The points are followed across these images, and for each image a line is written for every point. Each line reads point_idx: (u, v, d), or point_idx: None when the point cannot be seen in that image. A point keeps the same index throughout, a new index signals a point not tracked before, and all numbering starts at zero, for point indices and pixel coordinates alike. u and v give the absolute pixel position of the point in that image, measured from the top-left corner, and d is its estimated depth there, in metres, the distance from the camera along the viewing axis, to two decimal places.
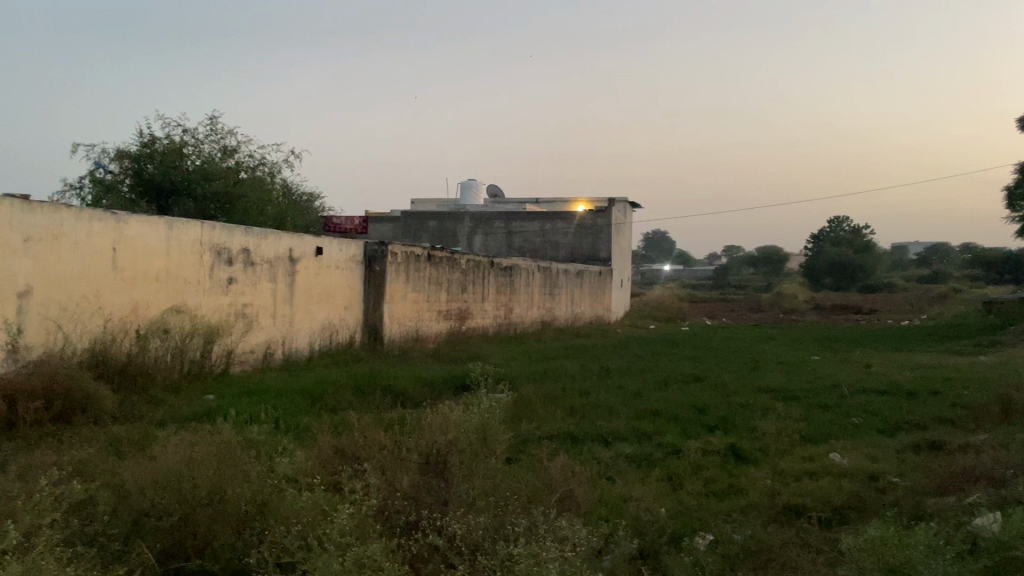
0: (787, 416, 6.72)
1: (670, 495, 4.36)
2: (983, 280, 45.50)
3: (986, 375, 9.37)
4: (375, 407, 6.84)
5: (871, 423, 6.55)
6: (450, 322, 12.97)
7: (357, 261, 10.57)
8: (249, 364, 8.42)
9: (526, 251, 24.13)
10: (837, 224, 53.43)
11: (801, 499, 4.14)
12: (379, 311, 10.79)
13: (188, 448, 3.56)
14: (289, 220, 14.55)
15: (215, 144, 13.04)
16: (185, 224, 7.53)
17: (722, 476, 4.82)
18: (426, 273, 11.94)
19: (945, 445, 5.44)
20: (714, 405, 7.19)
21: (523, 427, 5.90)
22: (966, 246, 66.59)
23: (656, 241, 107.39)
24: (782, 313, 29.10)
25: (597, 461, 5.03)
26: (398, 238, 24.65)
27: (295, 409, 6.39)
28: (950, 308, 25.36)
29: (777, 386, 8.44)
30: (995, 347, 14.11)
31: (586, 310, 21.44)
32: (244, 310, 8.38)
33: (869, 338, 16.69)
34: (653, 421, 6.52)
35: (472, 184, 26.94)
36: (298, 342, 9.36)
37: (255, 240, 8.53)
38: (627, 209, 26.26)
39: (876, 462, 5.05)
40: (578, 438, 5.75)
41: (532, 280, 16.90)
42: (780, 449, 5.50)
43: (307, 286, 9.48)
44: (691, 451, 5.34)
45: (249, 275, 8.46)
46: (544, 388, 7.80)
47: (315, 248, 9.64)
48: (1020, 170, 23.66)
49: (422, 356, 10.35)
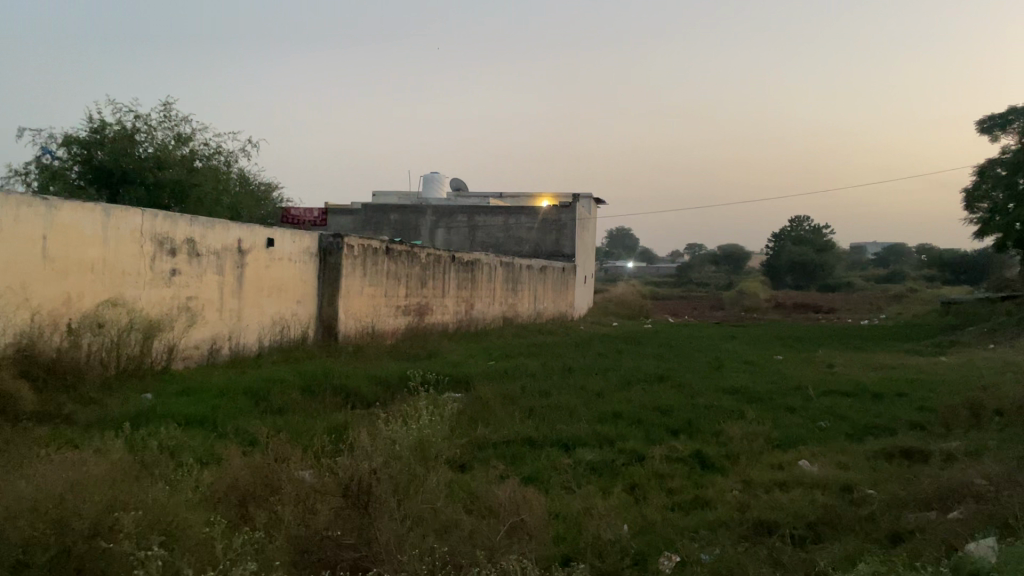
0: (752, 419, 6.69)
1: (628, 511, 4.22)
2: (938, 280, 46.49)
3: (949, 376, 9.47)
4: (324, 408, 6.65)
5: (838, 428, 6.53)
6: (409, 318, 12.78)
7: (311, 253, 10.35)
8: (192, 361, 8.18)
9: (488, 246, 23.97)
10: (798, 224, 54.15)
11: (773, 513, 4.07)
12: (334, 307, 10.56)
13: (83, 467, 3.32)
14: (244, 212, 14.24)
15: (169, 131, 12.69)
16: (124, 212, 7.24)
17: (686, 486, 4.72)
18: (383, 268, 11.73)
19: (916, 453, 5.43)
20: (677, 406, 7.13)
21: (478, 432, 5.77)
22: (922, 248, 68.07)
23: (619, 238, 108.15)
24: (743, 311, 29.36)
25: (551, 473, 4.89)
26: (359, 231, 24.32)
27: (237, 411, 6.18)
28: (908, 308, 25.83)
29: (741, 387, 8.41)
30: (954, 347, 14.36)
31: (548, 307, 21.36)
32: (188, 303, 8.11)
33: (830, 336, 16.87)
34: (614, 424, 6.44)
35: (435, 177, 26.73)
36: (247, 337, 9.12)
37: (201, 231, 8.25)
38: (591, 205, 26.24)
39: (847, 471, 5.01)
40: (536, 444, 5.63)
41: (494, 276, 16.76)
42: (747, 455, 5.44)
43: (258, 279, 9.25)
44: (655, 459, 5.25)
45: (195, 267, 8.20)
46: (502, 388, 7.68)
47: (266, 240, 9.39)
48: (978, 172, 24.16)
49: (380, 354, 10.15)
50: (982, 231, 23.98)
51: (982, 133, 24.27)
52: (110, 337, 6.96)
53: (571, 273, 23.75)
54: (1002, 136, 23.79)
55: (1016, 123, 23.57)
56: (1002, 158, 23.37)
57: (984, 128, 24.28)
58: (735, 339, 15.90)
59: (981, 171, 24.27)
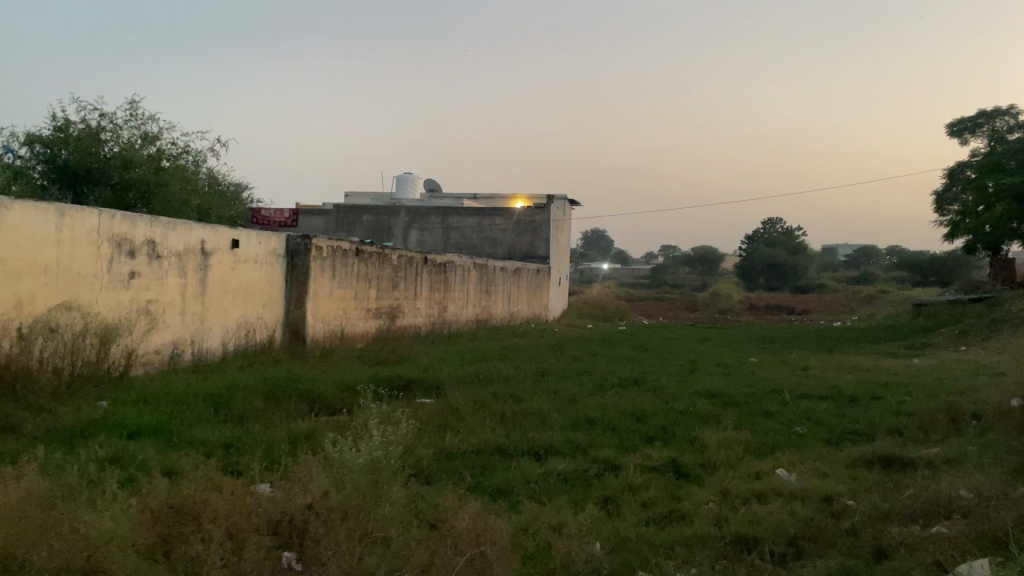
0: (727, 426, 6.66)
1: (601, 525, 4.14)
2: (908, 282, 47.12)
3: (924, 379, 9.53)
4: (287, 416, 6.53)
5: (815, 433, 6.53)
6: (380, 321, 12.66)
7: (278, 255, 10.19)
8: (152, 367, 8.00)
9: (462, 247, 23.85)
10: (771, 225, 54.62)
11: (751, 528, 4.02)
12: (302, 310, 10.41)
13: (22, 489, 3.18)
14: (212, 212, 14.01)
15: (135, 130, 12.46)
16: (79, 213, 7.05)
17: (661, 498, 4.67)
18: (353, 269, 11.61)
19: (895, 461, 5.43)
20: (652, 412, 7.09)
21: (447, 441, 5.69)
22: (892, 250, 69.03)
23: (594, 239, 108.52)
24: (717, 313, 29.49)
25: (520, 487, 4.81)
26: (331, 232, 24.11)
27: (195, 419, 6.04)
28: (880, 310, 26.10)
29: (717, 391, 8.39)
30: (927, 349, 14.52)
31: (523, 309, 21.27)
32: (148, 306, 7.93)
33: (803, 339, 16.98)
34: (587, 431, 6.38)
35: (408, 178, 26.57)
36: (210, 341, 8.95)
37: (162, 232, 8.08)
38: (566, 207, 26.25)
39: (827, 481, 4.99)
40: (507, 454, 5.56)
41: (467, 277, 16.66)
42: (724, 464, 5.41)
43: (222, 281, 9.09)
44: (629, 468, 5.19)
45: (155, 268, 8.03)
46: (473, 393, 7.60)
47: (230, 241, 9.22)
48: (948, 175, 24.60)
49: (349, 358, 10.01)
50: (951, 233, 24.32)
51: (952, 136, 24.79)
52: (65, 342, 6.77)
53: (545, 275, 23.69)
54: (970, 139, 24.39)
55: (984, 126, 24.05)
56: (971, 162, 23.80)
57: (954, 132, 24.74)
58: (709, 341, 15.93)
59: (951, 174, 24.69)
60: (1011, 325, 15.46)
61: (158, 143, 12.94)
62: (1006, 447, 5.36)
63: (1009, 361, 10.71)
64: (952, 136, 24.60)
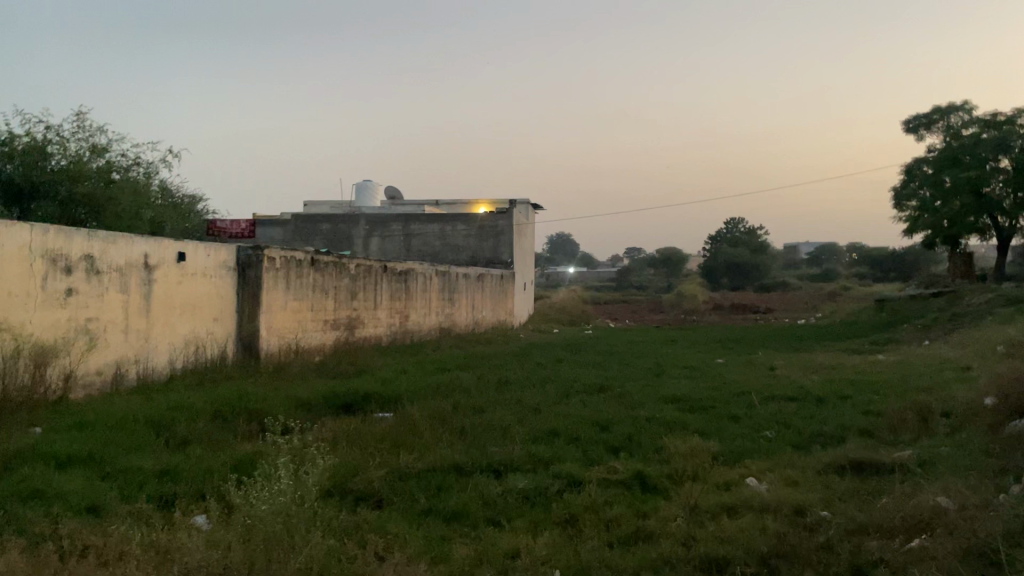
0: (693, 433, 6.61)
1: (563, 551, 4.02)
2: (869, 278, 47.89)
3: (891, 376, 9.62)
4: (234, 438, 6.34)
5: (783, 438, 6.50)
6: (338, 332, 12.46)
7: (228, 267, 9.97)
8: (94, 389, 7.74)
9: (424, 254, 23.66)
10: (733, 225, 55.22)
11: (721, 548, 3.94)
12: (255, 324, 10.20)
13: None
14: (166, 225, 13.71)
15: (83, 143, 12.13)
16: (11, 228, 6.72)
17: (627, 515, 4.57)
18: (309, 280, 11.42)
19: (867, 465, 5.40)
20: (617, 420, 7.02)
21: (402, 458, 5.54)
22: (852, 247, 70.21)
23: (560, 244, 108.93)
24: (683, 314, 29.65)
25: (478, 509, 4.67)
26: (289, 242, 23.77)
27: (133, 444, 5.82)
28: (843, 307, 26.43)
29: (682, 395, 8.35)
30: (890, 345, 14.69)
31: (487, 315, 21.15)
32: (87, 325, 7.65)
33: (768, 338, 17.08)
34: (549, 443, 6.28)
35: (367, 185, 26.34)
36: (157, 359, 8.70)
37: (101, 246, 7.79)
38: (528, 211, 26.22)
39: (798, 490, 4.95)
40: (465, 471, 5.43)
41: (429, 285, 16.50)
42: (692, 475, 5.34)
43: (168, 296, 8.85)
44: (592, 484, 5.10)
45: (94, 284, 7.74)
46: (433, 406, 7.47)
47: (176, 254, 8.99)
48: (906, 171, 25.11)
49: (305, 373, 9.81)
50: (910, 229, 24.71)
51: (908, 132, 25.33)
52: None
53: (509, 280, 23.60)
54: (926, 135, 24.93)
55: (939, 122, 24.67)
56: (927, 157, 24.30)
57: (910, 128, 25.31)
58: (675, 343, 15.95)
59: (909, 170, 25.21)
60: (972, 318, 15.72)
61: (108, 155, 12.61)
62: (978, 448, 5.38)
63: (972, 355, 10.85)
64: (908, 132, 25.17)
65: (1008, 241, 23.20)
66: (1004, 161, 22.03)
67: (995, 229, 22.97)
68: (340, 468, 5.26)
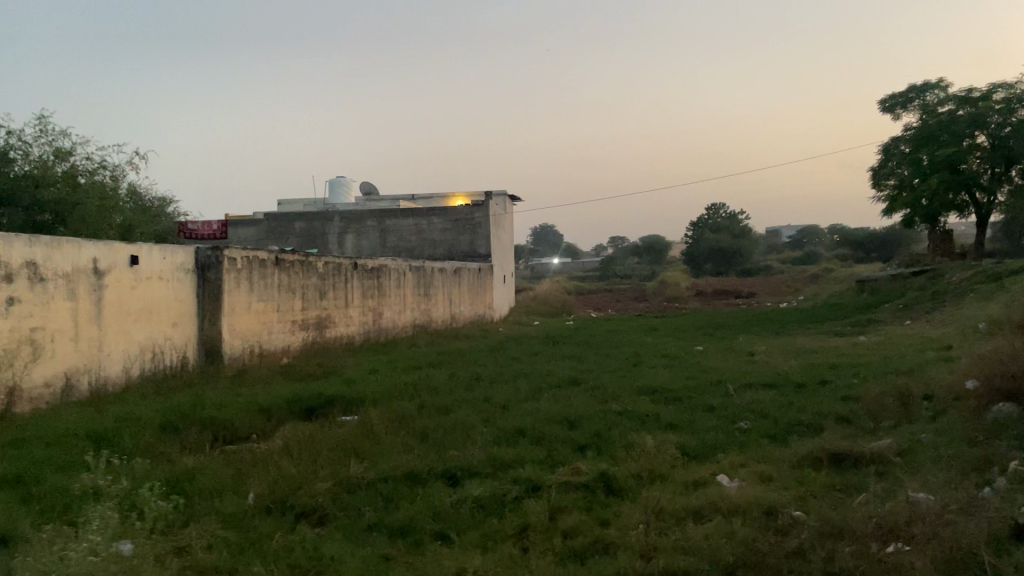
0: (664, 428, 6.52)
1: (509, 566, 3.90)
2: (852, 259, 48.17)
3: (870, 359, 9.59)
4: (179, 451, 6.19)
5: (759, 428, 6.42)
6: (307, 333, 12.31)
7: (186, 269, 9.80)
8: (43, 402, 7.51)
9: (400, 250, 23.48)
10: (715, 211, 55.35)
11: (682, 561, 3.83)
12: (217, 327, 10.04)
13: None
14: (134, 229, 13.49)
15: (46, 147, 11.83)
16: None
17: (586, 524, 4.45)
18: (273, 281, 11.28)
19: (844, 457, 5.32)
20: (587, 416, 6.92)
21: (352, 468, 5.40)
22: (834, 229, 70.59)
23: (543, 236, 108.99)
24: (666, 301, 29.66)
25: (426, 523, 4.54)
26: (263, 241, 23.48)
27: (70, 461, 5.63)
28: (825, 289, 26.55)
29: (655, 386, 8.28)
30: (872, 326, 14.70)
31: (466, 310, 21.06)
32: (33, 335, 7.39)
33: (748, 322, 17.07)
34: (514, 444, 6.16)
35: (341, 181, 26.10)
36: (113, 368, 8.51)
37: (44, 252, 7.52)
38: (505, 203, 26.11)
39: (770, 487, 4.86)
40: (422, 479, 5.31)
41: (403, 281, 16.35)
42: (660, 476, 5.25)
43: (121, 302, 8.65)
44: (551, 488, 4.99)
45: (39, 292, 7.47)
46: (400, 408, 7.35)
47: (129, 258, 8.77)
48: (882, 150, 25.31)
49: (268, 378, 9.66)
50: (890, 208, 24.81)
51: (885, 112, 25.51)
52: None
53: (487, 274, 23.49)
54: (902, 114, 25.11)
55: (915, 101, 24.86)
56: (904, 136, 24.46)
57: (886, 107, 25.48)
58: (654, 331, 15.91)
59: (886, 150, 25.44)
60: (953, 296, 15.78)
61: (72, 158, 12.32)
62: (960, 436, 5.31)
63: (953, 334, 10.86)
64: (884, 111, 25.36)
65: (987, 218, 23.27)
66: (980, 137, 22.05)
67: (974, 207, 23.00)
68: (285, 482, 5.12)
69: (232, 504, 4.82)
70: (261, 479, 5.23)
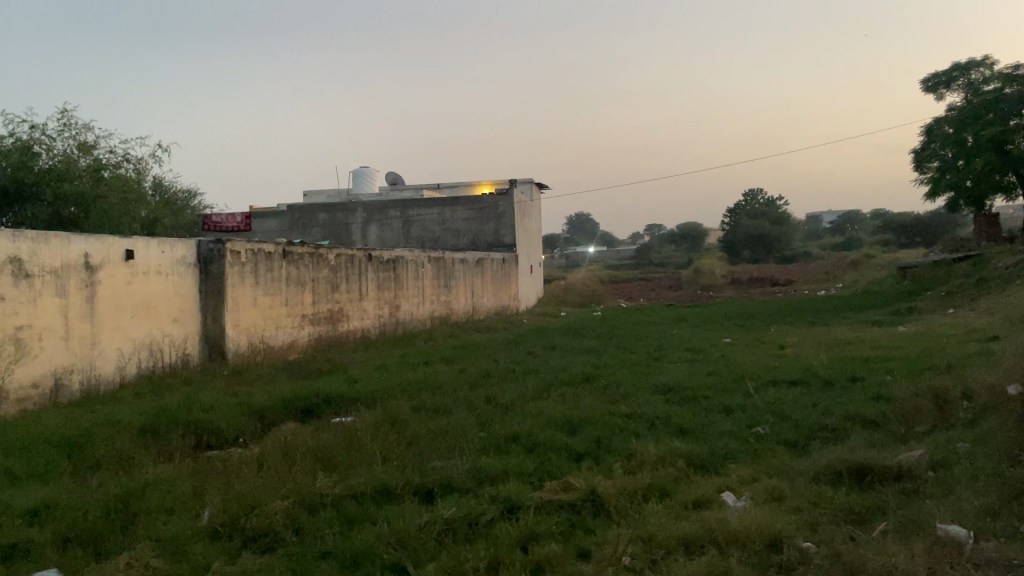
0: (665, 434, 6.31)
1: None
2: (895, 244, 47.12)
3: (905, 352, 9.23)
4: (154, 458, 6.13)
5: (776, 434, 6.18)
6: (318, 326, 12.27)
7: (187, 263, 9.79)
8: (32, 402, 7.51)
9: (424, 241, 23.39)
10: (752, 196, 54.42)
11: None
12: (220, 322, 10.04)
13: None
14: (157, 222, 13.60)
15: (70, 141, 11.95)
16: None
17: (569, 549, 4.27)
18: (281, 274, 11.25)
19: (868, 473, 5.05)
20: (591, 419, 6.73)
21: (325, 482, 5.29)
22: (877, 213, 69.05)
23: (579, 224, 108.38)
24: (700, 290, 29.18)
25: (393, 546, 4.41)
26: (286, 233, 23.59)
27: (38, 473, 5.59)
28: (864, 276, 25.92)
29: (671, 385, 8.03)
30: (913, 315, 14.22)
31: (489, 301, 20.94)
32: (18, 334, 7.36)
33: (781, 312, 16.66)
34: (507, 453, 6.00)
35: (365, 171, 26.11)
36: (107, 367, 8.51)
37: (31, 247, 7.49)
38: (531, 191, 25.90)
39: (775, 509, 4.63)
40: (411, 496, 5.17)
41: (421, 272, 16.24)
42: (661, 493, 5.04)
43: (116, 298, 8.65)
44: (530, 509, 4.81)
45: (24, 289, 7.43)
46: (400, 409, 7.23)
47: (123, 253, 8.75)
48: (925, 130, 24.54)
49: (273, 374, 9.62)
50: (934, 191, 24.13)
51: (927, 91, 24.68)
52: None
53: (512, 264, 23.31)
54: (946, 93, 24.29)
55: (959, 79, 24.03)
56: (947, 116, 23.68)
57: (928, 87, 24.68)
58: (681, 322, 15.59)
59: (929, 130, 24.65)
60: (997, 284, 15.20)
61: (96, 152, 12.44)
62: (999, 451, 5.03)
63: (997, 325, 10.42)
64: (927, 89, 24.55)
65: None
66: None
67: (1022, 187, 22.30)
68: (248, 500, 5.02)
69: (199, 530, 4.73)
70: (229, 496, 5.13)
